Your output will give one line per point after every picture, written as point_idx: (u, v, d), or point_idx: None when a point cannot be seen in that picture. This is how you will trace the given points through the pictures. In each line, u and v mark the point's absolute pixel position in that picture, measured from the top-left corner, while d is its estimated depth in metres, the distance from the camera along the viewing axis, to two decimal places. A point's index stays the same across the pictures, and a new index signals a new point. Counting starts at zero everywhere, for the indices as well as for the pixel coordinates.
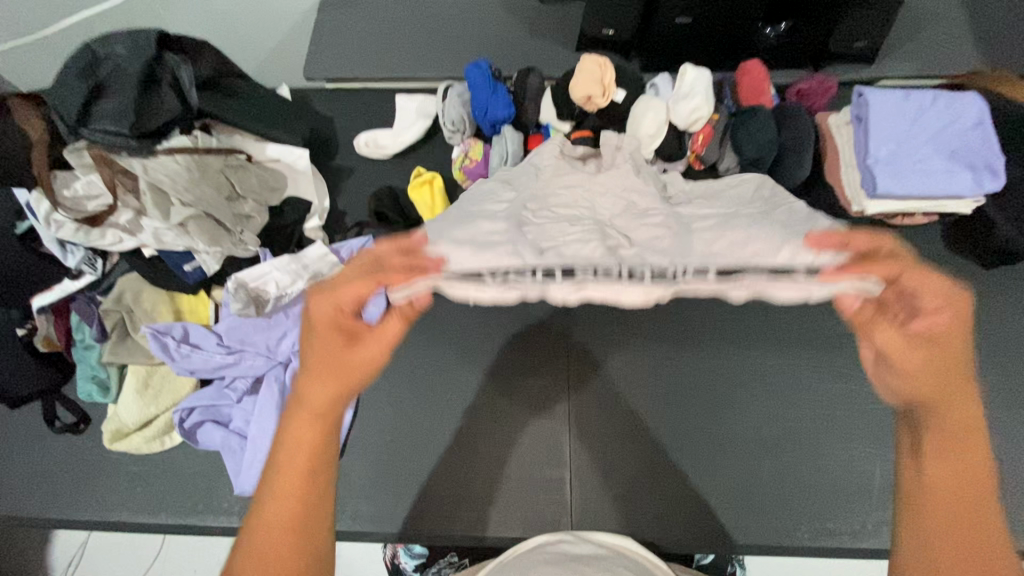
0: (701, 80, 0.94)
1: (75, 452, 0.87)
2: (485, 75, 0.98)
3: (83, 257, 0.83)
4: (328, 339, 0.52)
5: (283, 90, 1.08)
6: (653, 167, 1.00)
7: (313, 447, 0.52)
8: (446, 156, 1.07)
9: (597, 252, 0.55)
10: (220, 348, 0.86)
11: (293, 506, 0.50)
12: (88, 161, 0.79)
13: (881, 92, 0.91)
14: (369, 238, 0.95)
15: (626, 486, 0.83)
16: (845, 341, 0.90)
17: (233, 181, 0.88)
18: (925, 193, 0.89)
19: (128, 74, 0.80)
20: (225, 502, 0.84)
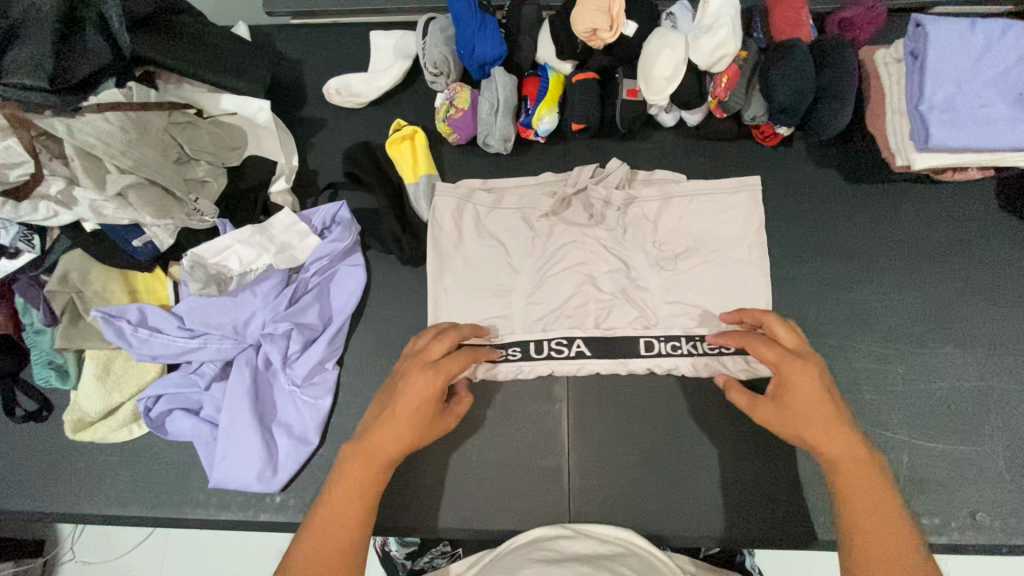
0: (727, 9, 0.79)
1: (43, 440, 0.82)
2: (470, 6, 0.83)
3: (18, 233, 0.73)
4: (427, 402, 0.63)
5: (241, 28, 0.93)
6: (667, 115, 0.87)
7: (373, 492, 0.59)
8: (430, 104, 0.94)
9: (571, 306, 0.82)
10: (182, 331, 0.78)
11: (357, 497, 0.58)
12: (2, 124, 0.67)
13: (944, 21, 0.76)
14: (342, 203, 0.84)
15: (627, 476, 0.77)
16: (874, 316, 0.81)
17: (181, 140, 0.76)
18: (983, 146, 0.75)
19: (42, 14, 0.67)
20: (202, 492, 0.79)
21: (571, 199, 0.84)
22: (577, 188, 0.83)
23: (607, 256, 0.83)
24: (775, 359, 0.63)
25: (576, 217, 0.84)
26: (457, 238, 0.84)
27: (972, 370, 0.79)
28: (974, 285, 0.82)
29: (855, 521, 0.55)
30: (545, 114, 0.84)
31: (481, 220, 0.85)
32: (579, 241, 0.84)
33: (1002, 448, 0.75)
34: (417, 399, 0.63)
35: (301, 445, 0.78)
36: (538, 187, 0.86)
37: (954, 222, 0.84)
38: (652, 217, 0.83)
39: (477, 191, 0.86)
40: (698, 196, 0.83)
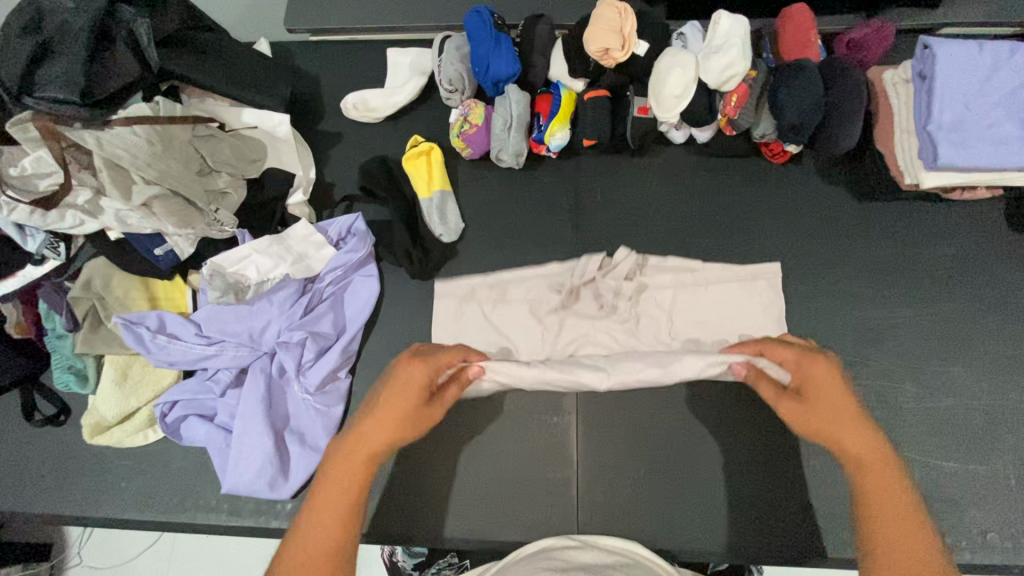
0: (737, 30, 0.81)
1: (60, 444, 0.83)
2: (486, 25, 0.85)
3: (45, 241, 0.76)
4: (413, 395, 0.63)
5: (262, 45, 0.96)
6: (677, 132, 0.88)
7: (356, 489, 0.57)
8: (444, 119, 0.96)
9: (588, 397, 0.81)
10: (199, 338, 0.80)
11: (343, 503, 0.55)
12: (35, 135, 0.69)
13: (951, 43, 0.78)
14: (357, 214, 0.85)
15: (636, 489, 0.77)
16: (884, 333, 0.82)
17: (204, 152, 0.78)
18: (993, 165, 0.76)
19: (76, 32, 0.71)
20: (214, 498, 0.80)
21: (578, 289, 0.85)
22: (585, 279, 0.84)
23: (620, 346, 0.84)
24: (797, 358, 0.65)
25: (585, 308, 0.85)
26: (467, 328, 0.85)
27: (983, 388, 0.78)
28: (983, 303, 0.82)
29: (878, 522, 0.52)
30: (557, 130, 0.86)
31: (490, 317, 0.86)
32: (591, 335, 0.84)
33: (1012, 466, 0.75)
34: (405, 389, 0.63)
35: (313, 453, 0.79)
36: (545, 278, 0.87)
37: (963, 240, 0.85)
38: (666, 305, 0.84)
39: (485, 286, 0.87)
40: (710, 283, 0.84)
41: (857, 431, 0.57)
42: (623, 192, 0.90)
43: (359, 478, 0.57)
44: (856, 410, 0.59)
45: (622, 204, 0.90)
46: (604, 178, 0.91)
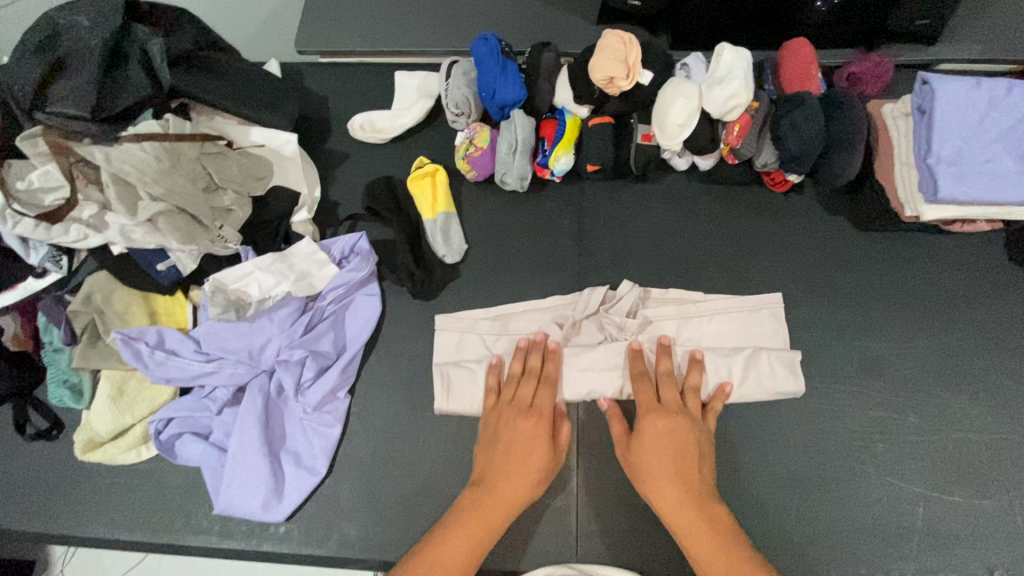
0: (739, 63, 0.83)
1: (51, 460, 0.82)
2: (494, 52, 0.87)
3: (47, 253, 0.75)
4: (543, 425, 0.73)
5: (273, 66, 0.98)
6: (680, 159, 0.89)
7: (479, 545, 0.66)
8: (450, 142, 0.97)
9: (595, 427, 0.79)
10: (198, 355, 0.79)
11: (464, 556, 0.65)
12: (43, 150, 0.70)
13: (949, 79, 0.79)
14: (361, 235, 0.86)
15: (636, 519, 0.76)
16: (885, 364, 0.81)
17: (211, 170, 0.79)
18: (993, 200, 0.77)
19: (89, 49, 0.71)
20: (205, 519, 0.78)
21: (581, 322, 0.84)
22: (588, 311, 0.84)
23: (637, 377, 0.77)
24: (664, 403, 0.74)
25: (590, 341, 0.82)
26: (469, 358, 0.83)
27: (986, 422, 0.78)
28: (985, 336, 0.82)
29: (710, 575, 0.64)
30: (562, 155, 0.87)
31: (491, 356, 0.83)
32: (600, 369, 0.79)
33: (1017, 502, 0.74)
34: (534, 422, 0.73)
35: (308, 475, 0.78)
36: (547, 309, 0.86)
37: (964, 272, 0.85)
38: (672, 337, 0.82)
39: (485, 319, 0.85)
40: (717, 313, 0.83)
41: (671, 490, 0.68)
42: (626, 218, 0.91)
43: (479, 535, 0.66)
44: (676, 466, 0.69)
45: (624, 229, 0.90)
46: (607, 203, 0.92)
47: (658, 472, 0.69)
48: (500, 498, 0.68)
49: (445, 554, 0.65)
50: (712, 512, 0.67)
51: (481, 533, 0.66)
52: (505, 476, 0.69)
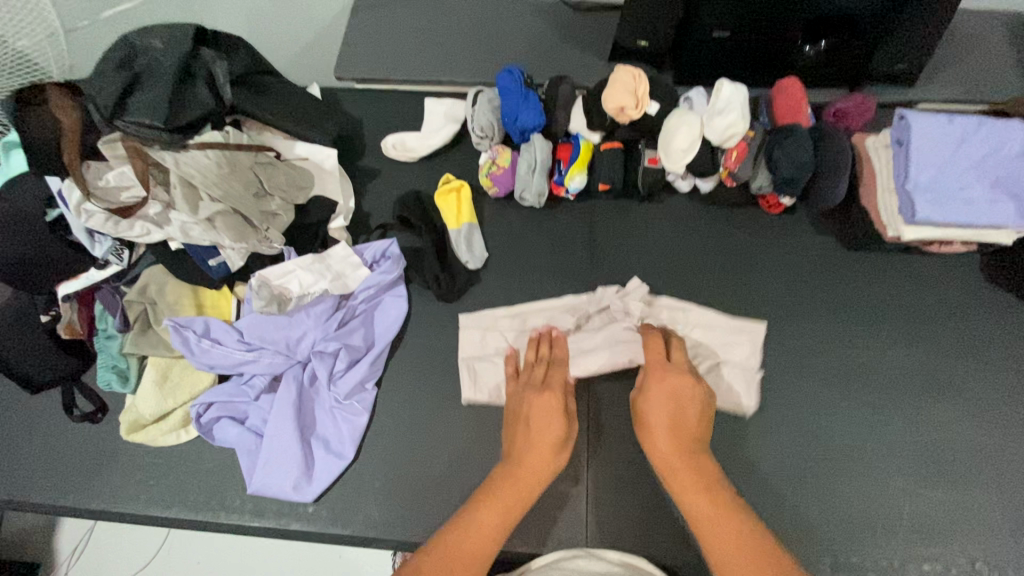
0: (737, 97, 0.92)
1: (94, 441, 0.87)
2: (517, 83, 0.97)
3: (111, 247, 0.83)
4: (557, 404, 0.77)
5: (314, 89, 1.08)
6: (684, 182, 0.98)
7: (504, 518, 0.67)
8: (473, 161, 1.07)
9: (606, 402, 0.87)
10: (240, 344, 0.86)
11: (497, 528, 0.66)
12: (121, 153, 0.79)
13: (924, 115, 0.88)
14: (392, 240, 0.94)
15: (642, 507, 0.81)
16: (872, 370, 0.88)
17: (262, 178, 0.87)
18: (966, 222, 0.86)
19: (164, 68, 0.82)
20: (238, 499, 0.83)
21: (594, 317, 0.91)
22: (601, 306, 0.91)
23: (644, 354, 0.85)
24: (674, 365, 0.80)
25: (596, 328, 0.90)
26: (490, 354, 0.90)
27: (966, 424, 0.84)
28: (963, 346, 0.89)
29: (703, 521, 0.68)
30: (576, 175, 0.96)
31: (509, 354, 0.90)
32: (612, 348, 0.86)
33: (996, 498, 0.80)
34: (549, 408, 0.76)
35: (336, 459, 0.83)
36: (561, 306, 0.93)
37: (942, 288, 0.93)
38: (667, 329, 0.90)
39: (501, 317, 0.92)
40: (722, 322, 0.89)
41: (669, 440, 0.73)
42: (634, 233, 0.99)
43: (512, 505, 0.69)
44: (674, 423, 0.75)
45: (632, 243, 0.98)
46: (617, 219, 1.00)
47: (659, 425, 0.75)
48: (525, 469, 0.72)
49: (480, 524, 0.66)
50: (695, 460, 0.72)
51: (512, 505, 0.69)
52: (530, 451, 0.73)
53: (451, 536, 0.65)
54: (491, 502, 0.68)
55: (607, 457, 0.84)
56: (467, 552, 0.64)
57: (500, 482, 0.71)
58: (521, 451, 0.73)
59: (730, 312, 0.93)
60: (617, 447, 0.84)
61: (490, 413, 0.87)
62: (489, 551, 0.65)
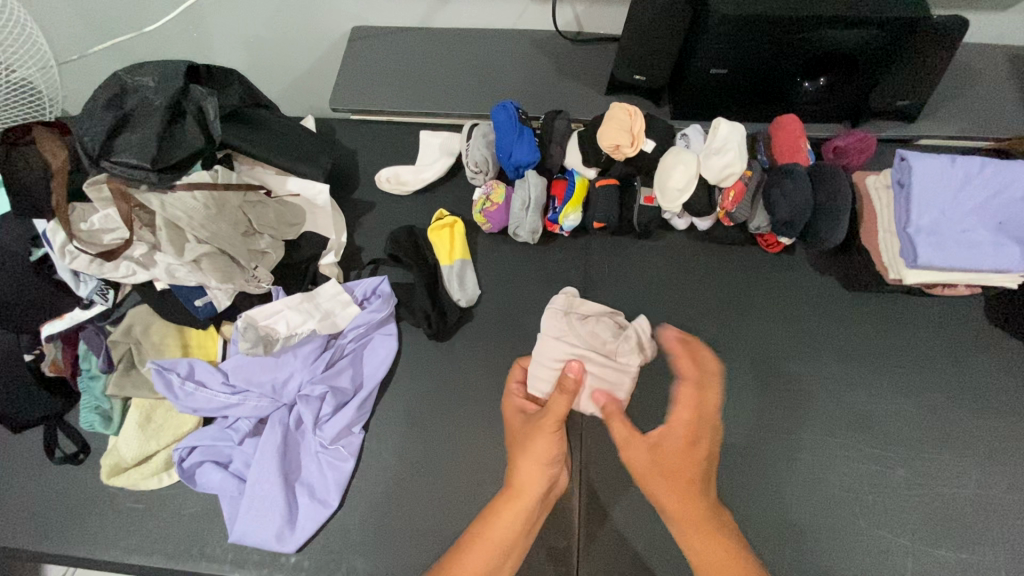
0: (735, 135, 0.90)
1: (75, 483, 0.85)
2: (512, 118, 0.95)
3: (96, 287, 0.82)
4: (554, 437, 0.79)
5: (308, 121, 1.07)
6: (679, 220, 0.97)
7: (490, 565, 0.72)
8: (468, 195, 1.05)
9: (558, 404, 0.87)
10: (225, 387, 0.84)
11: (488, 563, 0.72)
12: (107, 195, 0.78)
13: (927, 156, 0.87)
14: (383, 277, 0.92)
15: (634, 561, 0.79)
16: (873, 418, 0.86)
17: (251, 217, 0.86)
18: (970, 266, 0.84)
19: (154, 107, 0.81)
20: (219, 547, 0.81)
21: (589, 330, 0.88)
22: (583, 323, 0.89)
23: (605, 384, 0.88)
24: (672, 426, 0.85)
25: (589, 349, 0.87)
26: (481, 397, 0.89)
27: (972, 477, 0.81)
28: (969, 394, 0.87)
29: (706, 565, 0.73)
30: (571, 213, 0.95)
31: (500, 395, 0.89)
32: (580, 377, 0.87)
33: (1004, 558, 0.77)
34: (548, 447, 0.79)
35: (321, 507, 0.81)
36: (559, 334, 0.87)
37: (945, 332, 0.91)
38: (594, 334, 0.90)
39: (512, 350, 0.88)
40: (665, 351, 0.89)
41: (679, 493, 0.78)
42: (630, 270, 0.97)
43: (494, 552, 0.73)
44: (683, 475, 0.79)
45: (628, 281, 0.97)
46: (612, 256, 0.99)
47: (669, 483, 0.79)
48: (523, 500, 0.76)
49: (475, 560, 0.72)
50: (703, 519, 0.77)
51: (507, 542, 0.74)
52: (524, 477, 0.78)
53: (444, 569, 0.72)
54: (483, 542, 0.73)
55: (599, 508, 0.81)
56: None
57: (501, 522, 0.75)
58: (520, 483, 0.77)
59: (727, 355, 0.91)
60: (611, 496, 0.82)
61: (478, 458, 0.85)
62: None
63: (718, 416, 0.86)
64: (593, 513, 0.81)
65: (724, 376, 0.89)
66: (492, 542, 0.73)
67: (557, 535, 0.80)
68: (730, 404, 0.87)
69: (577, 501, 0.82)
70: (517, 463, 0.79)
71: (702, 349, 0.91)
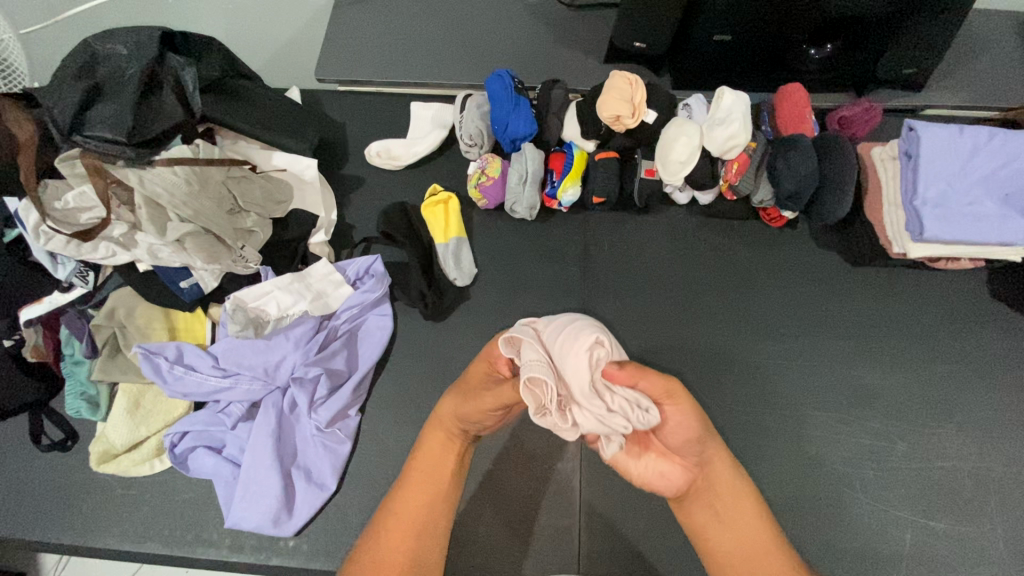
0: (738, 105, 0.87)
1: (65, 470, 0.83)
2: (507, 88, 0.91)
3: (75, 269, 0.79)
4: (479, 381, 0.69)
5: (293, 93, 1.02)
6: (681, 194, 0.94)
7: (419, 514, 0.67)
8: (462, 171, 1.02)
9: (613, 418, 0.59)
10: (215, 370, 0.82)
11: (420, 508, 0.67)
12: (81, 171, 0.74)
13: (934, 126, 0.84)
14: (376, 256, 0.89)
15: (637, 539, 0.78)
16: (875, 393, 0.85)
17: (235, 193, 0.82)
18: (975, 240, 0.82)
19: (127, 77, 0.76)
20: (216, 532, 0.80)
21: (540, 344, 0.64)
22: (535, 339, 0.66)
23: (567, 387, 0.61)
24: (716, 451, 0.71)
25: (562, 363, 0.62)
26: None
27: (971, 451, 0.81)
28: (970, 368, 0.86)
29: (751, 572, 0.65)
30: (569, 187, 0.92)
31: None
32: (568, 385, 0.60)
33: (1000, 529, 0.77)
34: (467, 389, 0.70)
35: (319, 490, 0.80)
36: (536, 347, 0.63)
37: (947, 306, 0.90)
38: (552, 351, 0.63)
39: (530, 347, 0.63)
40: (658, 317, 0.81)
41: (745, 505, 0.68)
42: (630, 247, 0.95)
43: (427, 496, 0.68)
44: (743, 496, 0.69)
45: (628, 258, 0.94)
46: (612, 233, 0.96)
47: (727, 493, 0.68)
48: (451, 443, 0.71)
49: (406, 507, 0.67)
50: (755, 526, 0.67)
51: (435, 488, 0.69)
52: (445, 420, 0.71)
53: (382, 530, 0.66)
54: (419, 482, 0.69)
55: (601, 487, 0.80)
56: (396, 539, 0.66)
57: (430, 454, 0.71)
58: (440, 415, 0.71)
59: (728, 333, 0.89)
60: (613, 475, 0.81)
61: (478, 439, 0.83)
62: (413, 538, 0.66)
63: (720, 395, 0.85)
64: (594, 492, 0.80)
65: (725, 353, 0.88)
66: (426, 480, 0.69)
67: (560, 516, 0.79)
68: (731, 382, 0.86)
69: (578, 480, 0.81)
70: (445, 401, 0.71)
71: (702, 327, 0.90)
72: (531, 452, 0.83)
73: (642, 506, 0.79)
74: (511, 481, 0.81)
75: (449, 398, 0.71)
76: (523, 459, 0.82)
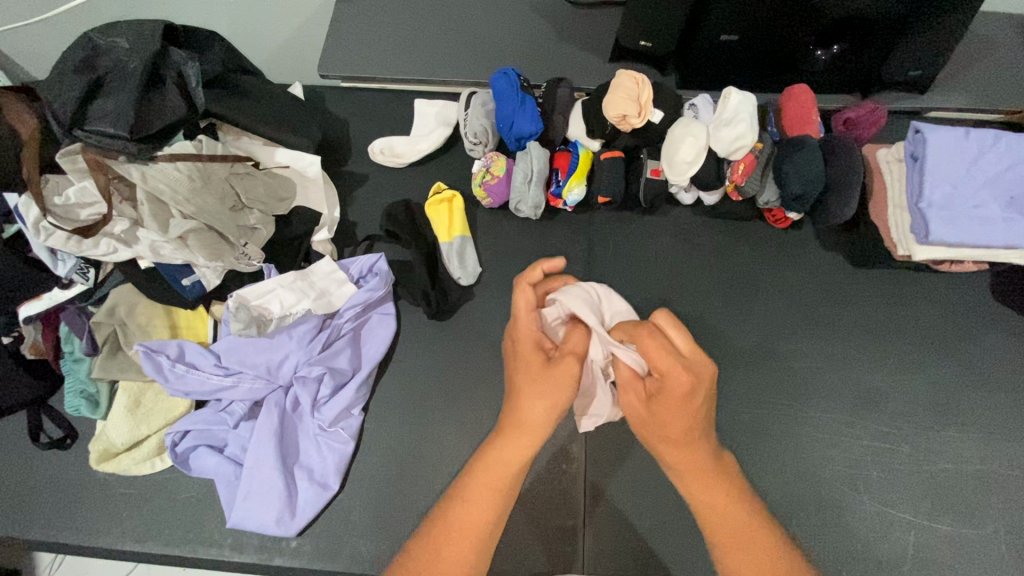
0: (745, 106, 0.86)
1: (63, 468, 0.82)
2: (513, 86, 0.90)
3: (75, 266, 0.78)
4: (532, 359, 0.65)
5: (295, 89, 1.01)
6: (686, 194, 0.94)
7: (487, 516, 0.60)
8: (466, 169, 1.01)
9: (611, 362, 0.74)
10: (217, 369, 0.81)
11: (490, 509, 0.61)
12: (83, 166, 0.72)
13: (940, 128, 0.84)
14: (379, 254, 0.88)
15: (642, 540, 0.78)
16: (879, 395, 0.85)
17: (239, 189, 0.81)
18: (979, 243, 0.82)
19: (129, 70, 0.75)
20: (217, 532, 0.79)
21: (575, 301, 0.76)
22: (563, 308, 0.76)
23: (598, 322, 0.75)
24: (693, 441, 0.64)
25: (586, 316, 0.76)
26: (483, 378, 0.87)
27: (973, 453, 0.82)
28: (973, 370, 0.86)
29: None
30: (575, 186, 0.91)
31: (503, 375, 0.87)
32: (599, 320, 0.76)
33: (1002, 532, 0.78)
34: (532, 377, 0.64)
35: (321, 490, 0.79)
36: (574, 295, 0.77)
37: (950, 308, 0.90)
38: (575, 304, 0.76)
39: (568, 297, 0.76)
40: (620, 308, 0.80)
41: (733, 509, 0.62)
42: (635, 247, 0.95)
43: (498, 487, 0.62)
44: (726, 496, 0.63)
45: (633, 258, 0.94)
46: (617, 233, 0.96)
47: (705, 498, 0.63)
48: (533, 450, 0.63)
49: (474, 516, 0.60)
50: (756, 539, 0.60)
51: (503, 498, 0.62)
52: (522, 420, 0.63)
53: (442, 541, 0.59)
54: (484, 480, 0.62)
55: (605, 488, 0.80)
56: (451, 549, 0.59)
57: (503, 457, 0.62)
58: (522, 417, 0.63)
59: (733, 333, 0.89)
60: (618, 476, 0.81)
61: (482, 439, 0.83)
62: (480, 548, 0.59)
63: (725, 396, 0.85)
64: (599, 493, 0.80)
65: (729, 354, 0.88)
66: (491, 477, 0.62)
67: (564, 516, 0.79)
68: (735, 383, 0.86)
69: (583, 480, 0.81)
70: (527, 399, 0.63)
71: (706, 328, 0.89)
72: (535, 451, 0.82)
73: (647, 506, 0.79)
74: (516, 481, 0.81)
75: (522, 392, 0.64)
76: (528, 459, 0.82)
